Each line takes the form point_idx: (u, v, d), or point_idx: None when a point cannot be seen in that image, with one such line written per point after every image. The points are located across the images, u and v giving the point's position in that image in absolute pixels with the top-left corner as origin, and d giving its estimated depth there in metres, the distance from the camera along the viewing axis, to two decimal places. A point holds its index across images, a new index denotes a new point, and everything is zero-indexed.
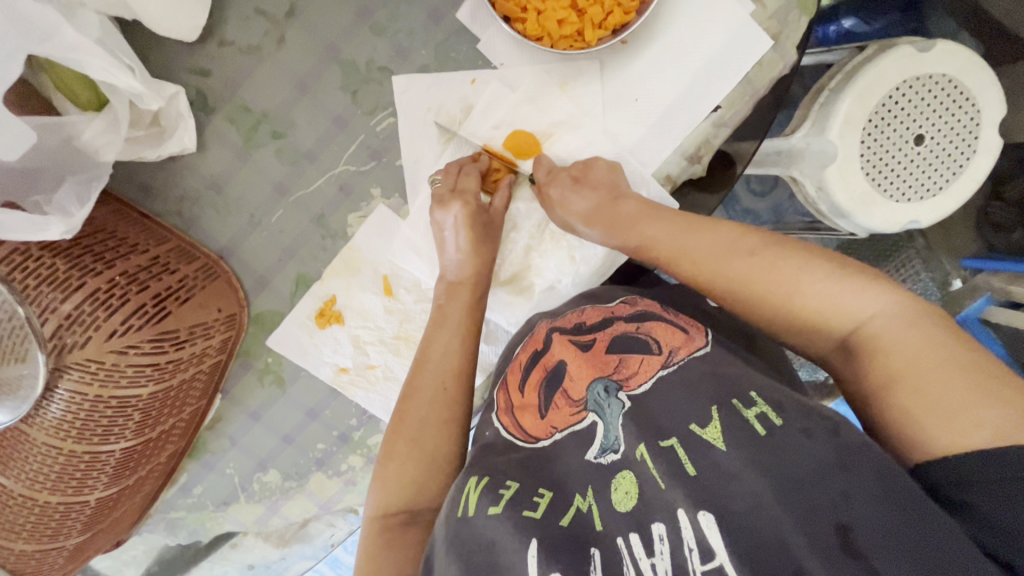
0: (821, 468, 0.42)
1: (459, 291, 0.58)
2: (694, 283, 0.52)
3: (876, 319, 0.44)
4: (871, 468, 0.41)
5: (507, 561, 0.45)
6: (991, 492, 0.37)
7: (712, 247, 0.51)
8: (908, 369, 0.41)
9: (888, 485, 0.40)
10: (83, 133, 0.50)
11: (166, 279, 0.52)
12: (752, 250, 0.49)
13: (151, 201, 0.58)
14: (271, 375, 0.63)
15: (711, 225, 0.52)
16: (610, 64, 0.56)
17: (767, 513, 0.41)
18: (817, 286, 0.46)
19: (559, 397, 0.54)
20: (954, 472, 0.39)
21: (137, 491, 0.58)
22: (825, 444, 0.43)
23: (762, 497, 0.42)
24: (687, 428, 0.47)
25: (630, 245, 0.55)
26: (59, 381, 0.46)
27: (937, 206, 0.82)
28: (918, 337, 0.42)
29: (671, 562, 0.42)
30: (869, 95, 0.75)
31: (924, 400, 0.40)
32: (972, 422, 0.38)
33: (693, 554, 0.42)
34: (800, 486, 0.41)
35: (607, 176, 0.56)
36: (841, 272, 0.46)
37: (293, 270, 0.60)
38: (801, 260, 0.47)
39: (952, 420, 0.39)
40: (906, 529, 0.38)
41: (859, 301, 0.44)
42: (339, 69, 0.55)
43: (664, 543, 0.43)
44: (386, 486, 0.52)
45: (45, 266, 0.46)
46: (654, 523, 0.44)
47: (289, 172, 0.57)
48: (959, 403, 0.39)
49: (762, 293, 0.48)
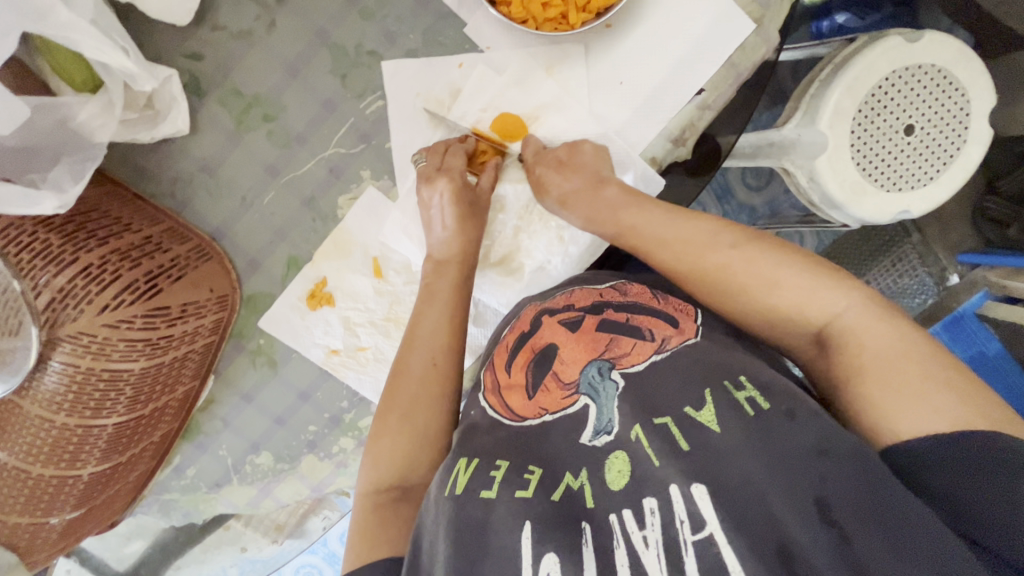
0: (803, 446, 0.42)
1: (447, 268, 0.59)
2: (673, 273, 0.53)
3: (846, 314, 0.46)
4: (849, 454, 0.41)
5: (497, 542, 0.44)
6: (943, 469, 0.39)
7: (693, 240, 0.52)
8: (875, 360, 0.43)
9: (863, 467, 0.40)
10: (78, 115, 0.51)
11: (158, 257, 0.53)
12: (733, 245, 0.50)
13: (146, 183, 0.59)
14: (263, 357, 0.64)
15: (693, 217, 0.53)
16: (595, 47, 0.57)
17: (756, 487, 0.41)
18: (792, 281, 0.48)
19: (549, 379, 0.54)
20: (913, 455, 0.40)
21: (130, 469, 0.59)
22: (808, 428, 0.43)
23: (751, 475, 0.41)
24: (682, 411, 0.47)
25: (608, 230, 0.56)
26: (52, 353, 0.47)
27: (928, 196, 0.82)
28: (883, 331, 0.44)
29: (663, 534, 0.41)
30: (858, 85, 0.76)
31: (891, 388, 0.42)
32: (931, 409, 0.40)
33: (684, 525, 0.41)
34: (782, 456, 0.42)
35: (592, 160, 0.57)
36: (814, 268, 0.48)
37: (285, 253, 0.61)
38: (779, 255, 0.49)
39: (916, 405, 0.41)
40: (874, 497, 0.39)
41: (831, 296, 0.46)
42: (329, 53, 0.57)
43: (656, 516, 0.42)
44: (378, 461, 0.53)
45: (39, 241, 0.47)
46: (645, 498, 0.44)
47: (280, 155, 0.59)
48: (921, 390, 0.41)
49: (741, 285, 0.49)
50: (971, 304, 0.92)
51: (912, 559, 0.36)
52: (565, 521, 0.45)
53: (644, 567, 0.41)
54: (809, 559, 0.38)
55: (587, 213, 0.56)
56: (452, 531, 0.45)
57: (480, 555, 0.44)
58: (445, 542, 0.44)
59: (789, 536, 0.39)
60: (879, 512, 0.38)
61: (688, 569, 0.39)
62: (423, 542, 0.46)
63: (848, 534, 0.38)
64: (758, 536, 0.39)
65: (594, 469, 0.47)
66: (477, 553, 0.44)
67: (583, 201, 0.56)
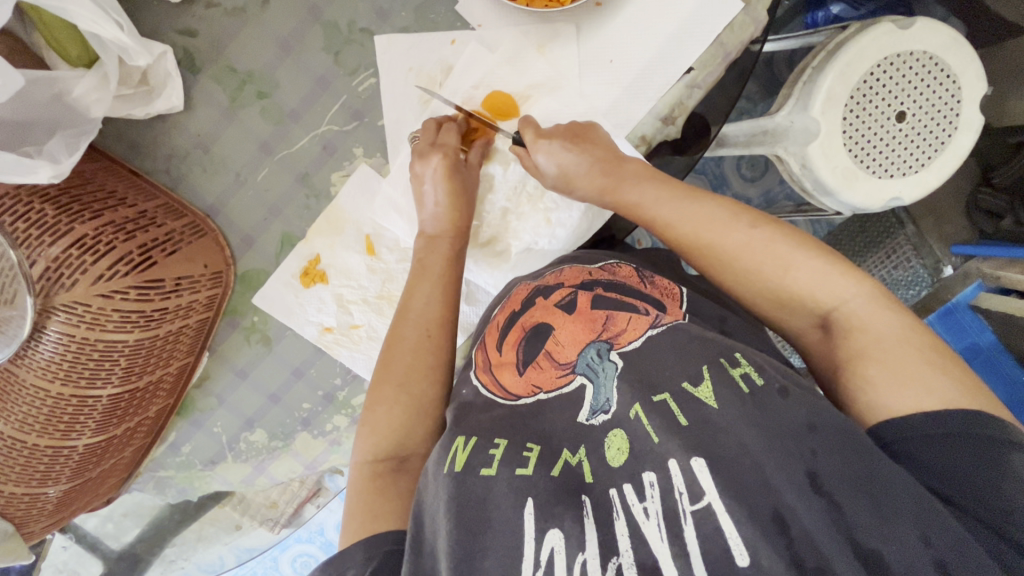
0: (793, 422, 0.43)
1: (437, 243, 0.59)
2: (684, 248, 0.54)
3: (854, 300, 0.46)
4: (835, 428, 0.42)
5: (500, 517, 0.44)
6: (930, 440, 0.40)
7: (709, 218, 0.52)
8: (880, 345, 0.44)
9: (848, 437, 0.41)
10: (74, 89, 0.52)
11: (153, 231, 0.54)
12: (752, 223, 0.51)
13: (141, 159, 0.59)
14: (257, 334, 0.65)
15: (707, 197, 0.53)
16: (585, 26, 0.58)
17: (752, 457, 0.41)
18: (806, 265, 0.48)
19: (541, 357, 0.55)
20: (900, 426, 0.41)
21: (125, 444, 0.60)
22: (798, 403, 0.44)
23: (749, 448, 0.42)
24: (681, 385, 0.47)
25: (621, 206, 0.56)
26: (48, 322, 0.48)
27: (919, 182, 0.82)
28: (885, 320, 0.45)
29: (663, 506, 0.42)
30: (850, 71, 0.76)
31: (887, 369, 0.43)
32: (926, 389, 0.41)
33: (683, 496, 0.42)
34: (771, 424, 0.43)
35: (602, 140, 0.57)
36: (827, 254, 0.49)
37: (279, 229, 0.62)
38: (794, 239, 0.49)
39: (910, 387, 0.42)
40: (860, 465, 0.40)
41: (842, 282, 0.47)
42: (322, 30, 0.57)
43: (655, 489, 0.43)
44: (373, 432, 0.54)
45: (34, 211, 0.48)
46: (645, 472, 0.44)
47: (274, 132, 0.59)
48: (918, 372, 0.42)
49: (754, 264, 0.50)
50: (965, 295, 0.94)
51: (900, 524, 0.37)
52: (565, 495, 0.45)
53: (643, 534, 0.42)
54: (803, 522, 0.38)
55: (605, 186, 0.56)
56: (453, 507, 0.45)
57: (482, 528, 0.44)
58: (446, 519, 0.44)
59: (782, 500, 0.39)
60: (863, 478, 0.39)
61: (688, 538, 0.40)
62: (424, 517, 0.47)
63: (837, 499, 0.39)
64: (751, 500, 0.40)
65: (592, 448, 0.48)
66: (479, 525, 0.44)
67: (601, 183, 0.56)
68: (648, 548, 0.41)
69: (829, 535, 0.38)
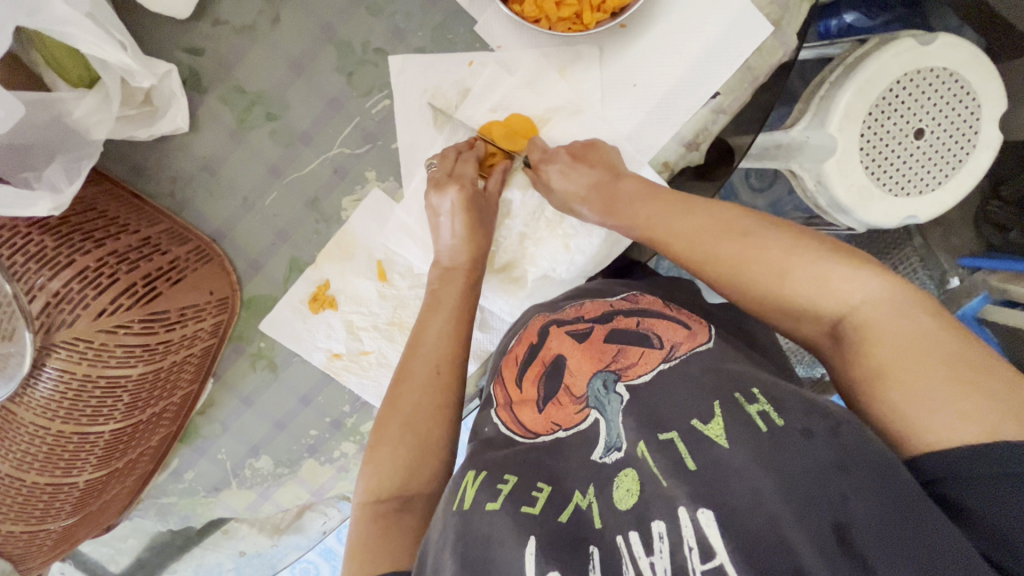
0: (822, 462, 0.41)
1: (454, 276, 0.57)
2: (685, 264, 0.53)
3: (864, 306, 0.44)
4: (871, 469, 0.40)
5: (503, 558, 0.43)
6: (984, 491, 0.37)
7: (705, 227, 0.51)
8: (897, 359, 0.41)
9: (889, 485, 0.39)
10: (74, 111, 0.49)
11: (157, 259, 0.51)
12: (746, 231, 0.49)
13: (144, 182, 0.57)
14: (263, 360, 0.63)
15: (703, 206, 0.52)
16: (609, 48, 0.56)
17: (768, 509, 0.39)
18: (807, 272, 0.46)
19: (562, 393, 0.53)
20: (946, 466, 0.38)
21: (127, 475, 0.58)
22: (824, 445, 0.42)
23: (764, 494, 0.40)
24: (690, 424, 0.46)
25: (625, 224, 0.54)
26: (47, 359, 0.46)
27: (935, 203, 0.81)
28: (903, 327, 0.42)
29: (671, 561, 0.40)
30: (870, 88, 0.74)
31: (911, 392, 0.40)
32: (958, 414, 0.38)
33: (693, 553, 0.40)
34: (799, 478, 0.40)
35: (606, 156, 0.56)
36: (833, 255, 0.46)
37: (286, 254, 0.59)
38: (790, 242, 0.48)
39: (940, 415, 0.39)
40: (901, 522, 0.37)
41: (848, 287, 0.44)
42: (334, 50, 0.55)
43: (664, 542, 0.41)
44: (379, 471, 0.52)
45: (33, 243, 0.46)
46: (654, 521, 0.42)
47: (283, 154, 0.57)
48: (945, 398, 0.39)
49: (752, 277, 0.49)
50: (971, 307, 0.94)
51: None
52: (573, 543, 0.43)
53: None
54: None
55: (606, 206, 0.55)
56: (457, 545, 0.44)
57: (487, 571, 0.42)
58: (451, 557, 0.43)
59: (802, 563, 0.37)
60: (905, 538, 0.37)
61: None
62: (427, 557, 0.45)
63: (870, 561, 0.37)
64: (772, 563, 0.37)
65: (601, 488, 0.46)
66: (483, 567, 0.43)
67: (601, 207, 0.55)
68: None
69: None
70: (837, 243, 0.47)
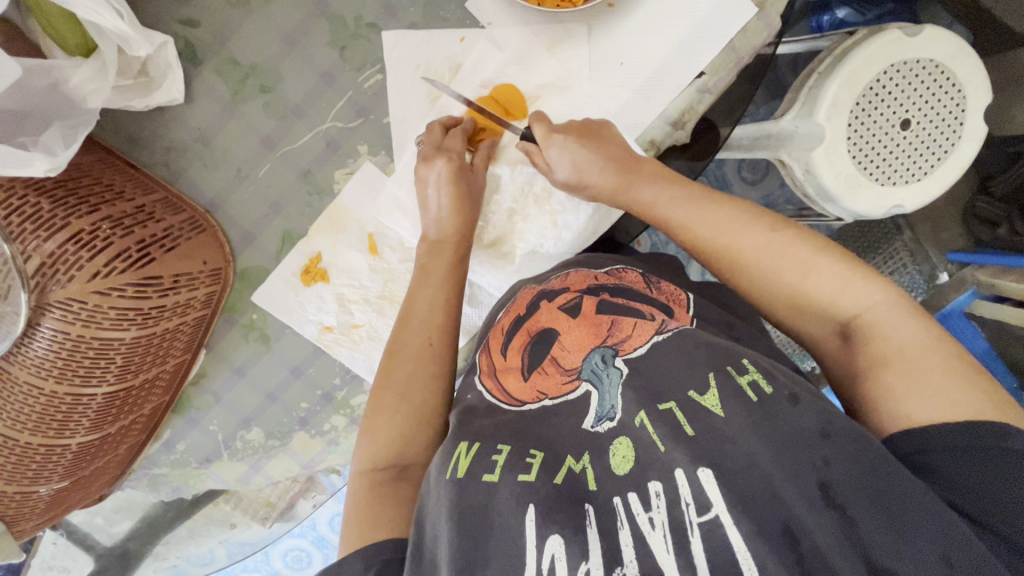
0: (804, 429, 0.43)
1: (442, 249, 0.58)
2: (698, 252, 0.54)
3: (876, 309, 0.46)
4: (849, 435, 0.41)
5: (501, 524, 0.44)
6: (952, 456, 0.39)
7: (729, 219, 0.52)
8: (901, 353, 0.44)
9: (863, 446, 0.41)
10: (71, 79, 0.50)
11: (151, 226, 0.52)
12: (771, 227, 0.50)
13: (139, 151, 0.58)
14: (256, 332, 0.64)
15: (727, 200, 0.53)
16: (597, 26, 0.57)
17: (761, 470, 0.41)
18: (828, 271, 0.48)
19: (547, 363, 0.55)
20: (920, 439, 0.41)
21: (119, 442, 0.59)
22: (809, 410, 0.44)
23: (756, 457, 0.42)
24: (686, 394, 0.47)
25: (630, 204, 0.55)
26: (42, 319, 0.47)
27: (921, 192, 0.82)
28: (909, 329, 0.44)
29: (669, 516, 0.42)
30: (857, 78, 0.76)
31: (908, 379, 0.42)
32: (950, 401, 0.41)
33: (689, 507, 0.41)
34: (789, 440, 0.42)
35: (609, 134, 0.55)
36: (848, 260, 0.48)
37: (280, 226, 0.61)
38: (815, 244, 0.49)
39: (932, 398, 0.41)
40: (875, 476, 0.39)
41: (865, 289, 0.46)
42: (328, 24, 0.56)
43: (661, 499, 0.43)
44: (375, 439, 0.53)
45: (29, 205, 0.47)
46: (651, 481, 0.44)
47: (276, 127, 0.58)
48: (939, 384, 0.41)
49: (773, 268, 0.49)
50: (958, 302, 0.97)
51: (917, 544, 0.37)
52: (568, 503, 0.45)
53: (648, 546, 0.41)
54: (813, 538, 0.38)
55: (618, 182, 0.55)
56: (454, 511, 0.45)
57: (485, 536, 0.44)
58: (449, 524, 0.44)
59: (791, 514, 0.39)
60: (881, 491, 0.39)
61: (694, 550, 0.40)
62: (425, 526, 0.46)
63: (849, 512, 0.39)
64: (763, 513, 0.40)
65: (597, 455, 0.48)
66: (480, 532, 0.44)
67: (614, 181, 0.55)
68: (653, 558, 0.41)
69: (842, 553, 0.37)
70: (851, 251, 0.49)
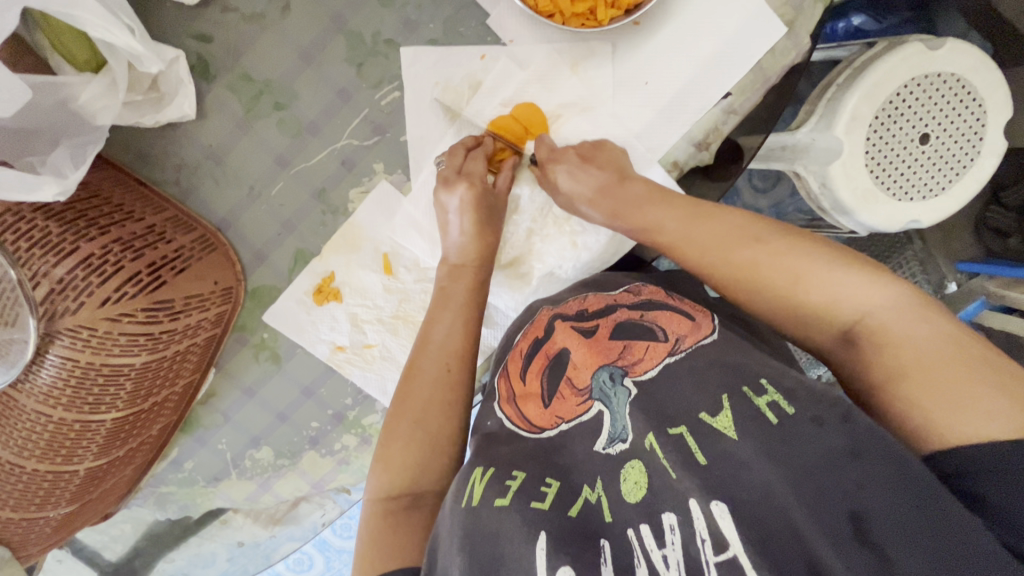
0: (834, 448, 0.41)
1: (462, 273, 0.57)
2: (699, 271, 0.52)
3: (878, 311, 0.44)
4: (886, 458, 0.40)
5: (512, 553, 0.43)
6: (1011, 486, 0.37)
7: (719, 234, 0.50)
8: (918, 360, 0.41)
9: (903, 471, 0.39)
10: (80, 96, 0.48)
11: (161, 248, 0.51)
12: (759, 237, 0.49)
13: (149, 168, 0.56)
14: (267, 352, 0.62)
15: (717, 212, 0.51)
16: (621, 46, 0.55)
17: (776, 501, 0.40)
18: (820, 276, 0.46)
19: (564, 385, 0.54)
20: (979, 460, 0.38)
21: (127, 464, 0.57)
22: (836, 431, 0.42)
23: (773, 487, 0.41)
24: (697, 416, 0.47)
25: (632, 228, 0.54)
26: (50, 346, 0.45)
27: (939, 208, 0.81)
28: (921, 329, 0.42)
29: (683, 554, 0.41)
30: (876, 93, 0.74)
31: (928, 390, 0.40)
32: (984, 414, 0.38)
33: (706, 545, 0.41)
34: (811, 464, 0.41)
35: (614, 158, 0.55)
36: (845, 261, 0.46)
37: (293, 246, 0.59)
38: (804, 249, 0.47)
39: (964, 413, 0.39)
40: (914, 512, 0.38)
41: (865, 291, 0.44)
42: (345, 39, 0.54)
43: (676, 534, 0.42)
44: (389, 467, 0.52)
45: (38, 229, 0.45)
46: (664, 514, 0.43)
47: (291, 145, 0.56)
48: (971, 395, 0.39)
49: (768, 282, 0.48)
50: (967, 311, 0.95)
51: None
52: (583, 537, 0.44)
53: None
54: None
55: (611, 209, 0.54)
56: (466, 542, 0.44)
57: (496, 566, 0.43)
58: (461, 557, 0.43)
59: (816, 554, 0.38)
60: (922, 529, 0.37)
61: None
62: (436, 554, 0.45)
63: (888, 552, 0.37)
64: (784, 554, 0.39)
65: (609, 484, 0.47)
66: (492, 565, 0.43)
67: (609, 210, 0.54)
68: None
69: None
70: (852, 250, 0.47)
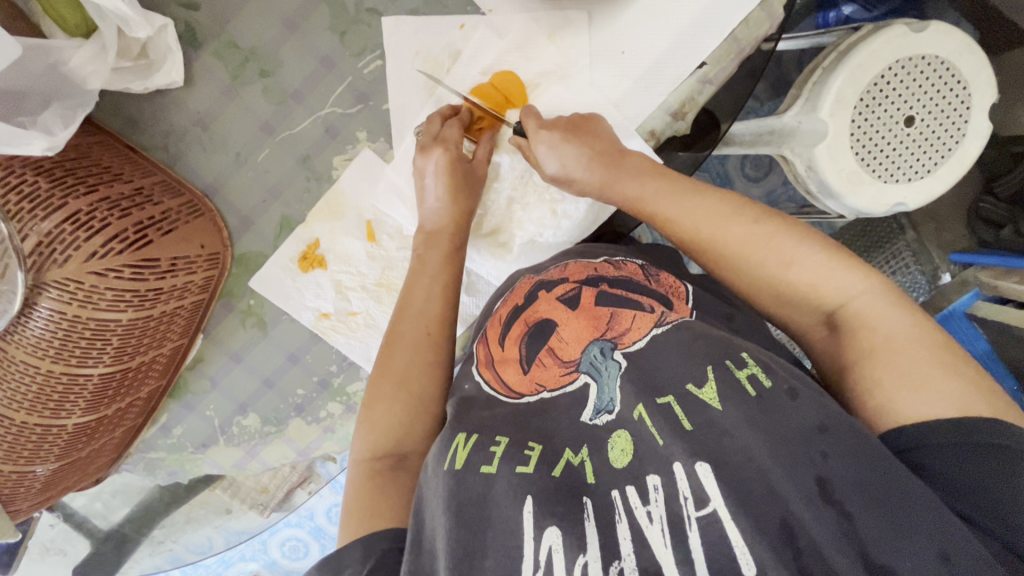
0: (804, 425, 0.42)
1: (438, 238, 0.58)
2: (685, 246, 0.53)
3: (859, 299, 0.45)
4: (847, 429, 0.41)
5: (498, 515, 0.44)
6: (945, 456, 0.39)
7: (713, 210, 0.51)
8: (885, 343, 0.43)
9: (863, 443, 0.40)
10: (71, 60, 0.50)
11: (149, 209, 0.52)
12: (755, 218, 0.50)
13: (139, 134, 0.58)
14: (253, 318, 0.64)
15: (710, 190, 0.52)
16: (598, 16, 0.57)
17: (758, 464, 0.41)
18: (809, 260, 0.47)
19: (545, 355, 0.54)
20: (916, 436, 0.40)
21: (116, 424, 0.59)
22: (810, 406, 0.43)
23: (752, 452, 0.41)
24: (685, 388, 0.47)
25: (620, 198, 0.54)
26: (39, 298, 0.47)
27: (924, 190, 0.80)
28: (893, 318, 0.44)
29: (666, 509, 0.41)
30: (859, 74, 0.74)
31: (893, 369, 0.42)
32: (939, 395, 0.40)
33: (688, 502, 0.41)
34: (789, 436, 0.42)
35: (605, 131, 0.55)
36: (830, 250, 0.47)
37: (278, 212, 0.61)
38: (795, 235, 0.48)
39: (921, 392, 0.41)
40: (875, 474, 0.38)
41: (851, 280, 0.46)
42: (328, 8, 0.56)
43: (659, 493, 0.42)
44: (372, 427, 0.53)
45: (28, 184, 0.46)
46: (649, 476, 0.43)
47: (275, 112, 0.58)
48: (928, 375, 0.41)
49: (759, 262, 0.49)
50: (961, 303, 0.93)
51: (912, 536, 0.36)
52: (566, 495, 0.45)
53: (645, 539, 0.41)
54: (810, 533, 0.38)
55: (606, 177, 0.54)
56: (454, 505, 0.45)
57: (482, 527, 0.44)
58: (446, 517, 0.44)
59: (789, 510, 0.39)
60: (879, 487, 0.38)
61: (692, 545, 0.39)
62: (424, 518, 0.46)
63: (848, 508, 0.38)
64: (761, 509, 0.39)
65: (596, 448, 0.47)
66: (479, 524, 0.44)
67: (601, 178, 0.54)
68: (650, 552, 0.40)
69: (838, 547, 0.37)
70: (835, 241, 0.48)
